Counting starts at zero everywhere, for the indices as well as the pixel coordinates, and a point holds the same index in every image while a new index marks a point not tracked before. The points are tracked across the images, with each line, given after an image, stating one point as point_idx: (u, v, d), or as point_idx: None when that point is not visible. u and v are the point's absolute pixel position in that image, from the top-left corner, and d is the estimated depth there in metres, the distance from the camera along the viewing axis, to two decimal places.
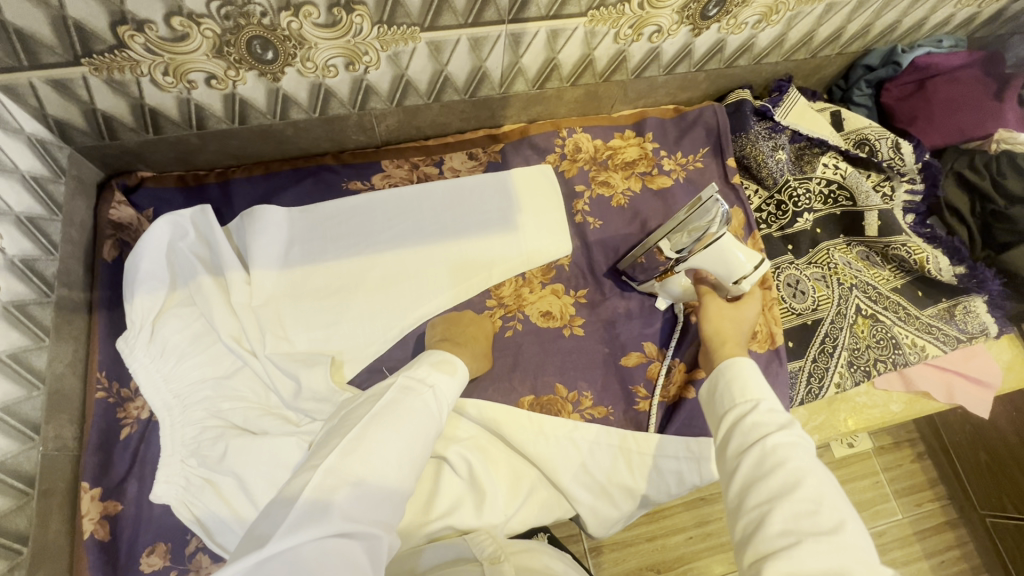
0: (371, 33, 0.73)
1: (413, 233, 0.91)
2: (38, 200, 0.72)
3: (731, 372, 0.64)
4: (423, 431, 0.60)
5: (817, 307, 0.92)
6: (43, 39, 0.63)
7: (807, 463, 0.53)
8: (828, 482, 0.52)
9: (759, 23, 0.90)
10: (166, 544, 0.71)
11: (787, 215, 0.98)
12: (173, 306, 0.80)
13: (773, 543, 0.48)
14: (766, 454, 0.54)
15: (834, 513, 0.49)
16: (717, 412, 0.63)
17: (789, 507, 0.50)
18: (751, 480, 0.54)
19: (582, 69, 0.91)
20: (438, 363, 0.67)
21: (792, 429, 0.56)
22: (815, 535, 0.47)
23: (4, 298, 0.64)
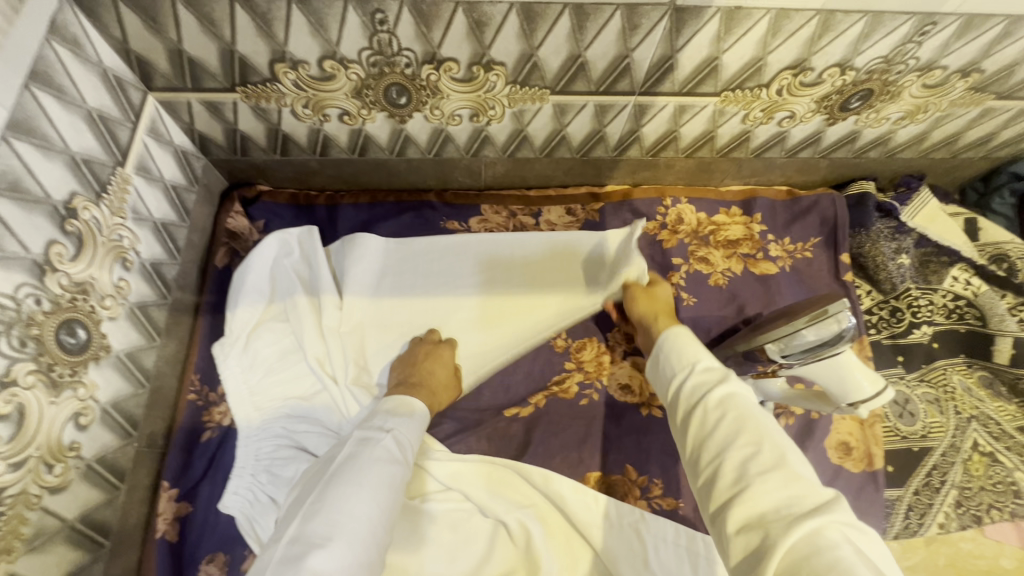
0: (503, 91, 0.74)
1: (504, 280, 0.90)
2: (173, 207, 0.77)
3: (669, 343, 0.63)
4: (390, 477, 0.59)
5: (927, 434, 0.83)
6: (209, 67, 0.68)
7: (750, 409, 0.53)
8: (768, 422, 0.52)
9: (902, 119, 0.84)
10: (225, 555, 0.72)
11: (901, 324, 0.90)
12: (268, 319, 0.83)
13: (726, 494, 0.49)
14: (713, 408, 0.54)
15: (776, 449, 0.50)
16: (662, 381, 0.62)
17: (736, 455, 0.50)
18: (700, 437, 0.54)
19: (701, 143, 0.88)
20: (395, 409, 0.67)
21: (729, 381, 0.56)
22: (763, 474, 0.48)
23: (131, 300, 0.68)
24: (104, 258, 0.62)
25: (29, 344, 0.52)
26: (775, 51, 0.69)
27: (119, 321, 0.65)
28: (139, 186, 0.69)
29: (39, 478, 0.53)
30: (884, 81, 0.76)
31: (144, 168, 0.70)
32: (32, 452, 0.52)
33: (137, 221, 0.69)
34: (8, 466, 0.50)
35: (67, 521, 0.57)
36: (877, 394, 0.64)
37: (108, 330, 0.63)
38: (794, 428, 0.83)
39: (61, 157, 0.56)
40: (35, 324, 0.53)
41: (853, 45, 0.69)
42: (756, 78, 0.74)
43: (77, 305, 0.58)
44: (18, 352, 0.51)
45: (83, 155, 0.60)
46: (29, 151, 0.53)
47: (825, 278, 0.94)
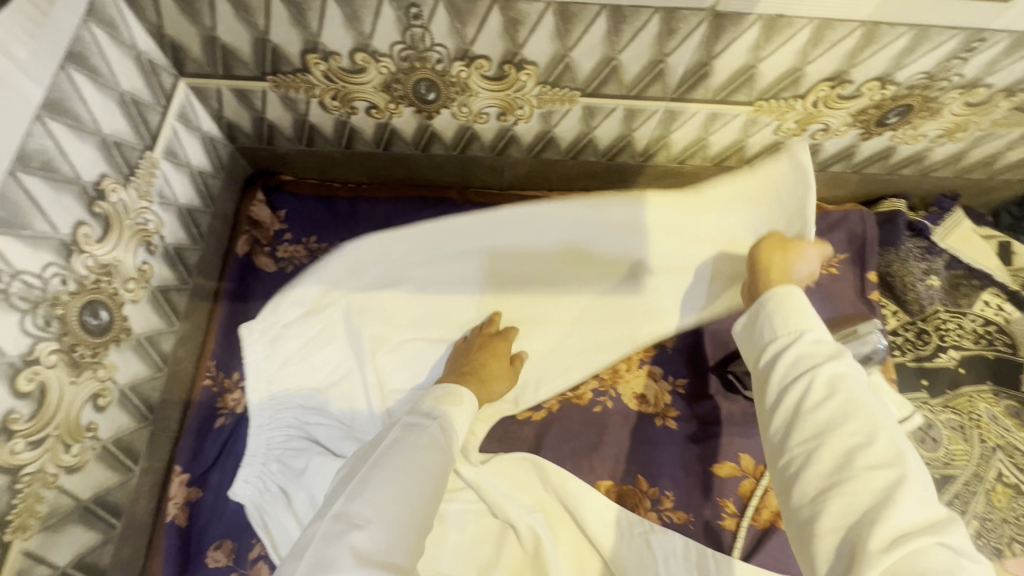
0: (533, 91, 0.73)
1: (507, 280, 0.84)
2: (198, 193, 0.77)
3: (776, 302, 0.56)
4: (437, 465, 0.56)
5: (950, 461, 0.80)
6: (241, 55, 0.68)
7: (862, 394, 0.49)
8: (882, 411, 0.48)
9: (940, 137, 0.82)
10: (232, 542, 0.72)
11: (928, 346, 0.88)
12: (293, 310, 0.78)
13: (819, 481, 0.46)
14: (818, 387, 0.49)
15: (891, 443, 0.45)
16: (758, 343, 0.57)
17: (840, 442, 0.46)
18: (797, 413, 0.49)
19: (730, 152, 0.87)
20: (441, 397, 0.65)
21: (841, 360, 0.51)
22: (872, 470, 0.44)
23: (154, 284, 0.68)
24: (129, 241, 0.63)
25: (53, 323, 0.52)
26: (814, 62, 0.68)
27: (141, 305, 0.65)
28: (166, 170, 0.69)
29: (57, 457, 0.53)
30: (924, 98, 0.74)
31: (172, 153, 0.70)
32: (51, 431, 0.53)
33: (163, 206, 0.69)
34: (28, 444, 0.50)
35: (81, 501, 0.58)
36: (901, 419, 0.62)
37: (129, 313, 0.63)
38: None
39: (93, 138, 0.57)
40: (60, 304, 0.53)
41: (896, 59, 0.67)
42: (792, 89, 0.72)
43: (101, 287, 0.58)
44: (44, 332, 0.51)
45: (114, 138, 0.60)
46: (63, 132, 0.53)
47: (851, 296, 0.91)
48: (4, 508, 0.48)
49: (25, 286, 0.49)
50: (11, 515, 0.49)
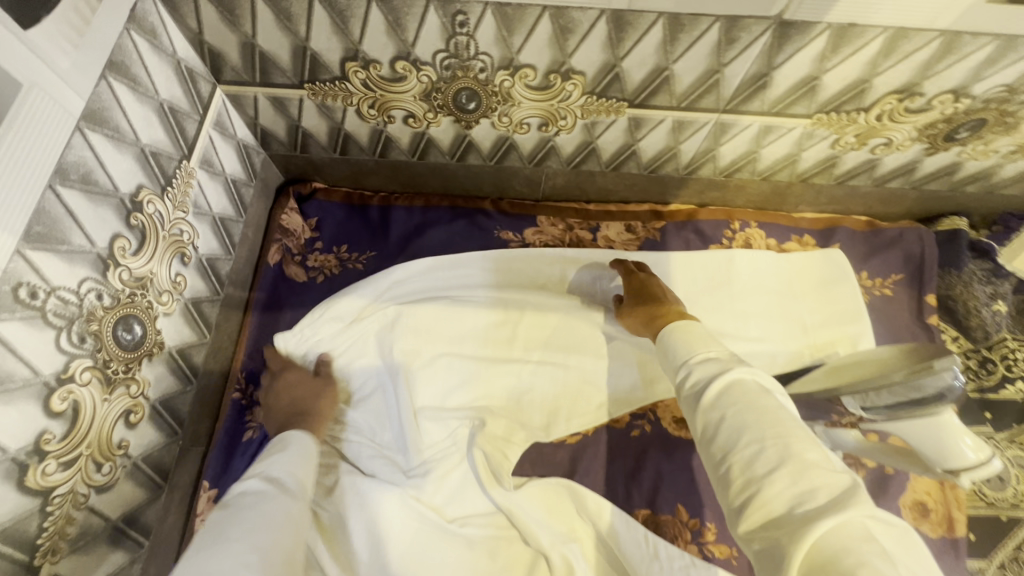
0: (578, 101, 0.70)
1: (519, 299, 0.84)
2: (231, 202, 0.76)
3: (675, 337, 0.58)
4: (281, 522, 0.51)
5: (1019, 503, 0.76)
6: (280, 63, 0.66)
7: (757, 395, 0.48)
8: (778, 409, 0.47)
9: (1013, 153, 0.77)
10: None
11: (992, 377, 0.82)
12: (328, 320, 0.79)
13: (738, 499, 0.44)
14: (712, 407, 0.49)
15: (781, 441, 0.44)
16: (668, 373, 0.58)
17: (742, 455, 0.45)
18: (708, 435, 0.49)
19: (781, 166, 0.82)
20: (266, 453, 0.61)
21: (729, 370, 0.51)
22: (771, 474, 0.43)
23: (186, 296, 0.66)
24: (164, 253, 0.61)
25: (88, 340, 0.51)
26: (884, 73, 0.63)
27: (173, 318, 0.64)
28: (202, 179, 0.68)
29: (88, 477, 0.52)
30: (1001, 112, 0.68)
31: (207, 162, 0.69)
32: (83, 451, 0.51)
33: (198, 216, 0.68)
34: (59, 465, 0.48)
35: (110, 520, 0.56)
36: (981, 462, 0.59)
37: (162, 326, 0.62)
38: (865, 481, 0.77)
39: (131, 149, 0.55)
40: (95, 320, 0.51)
41: (975, 71, 0.62)
42: (856, 101, 0.68)
43: (135, 301, 0.57)
44: (78, 349, 0.49)
45: (152, 148, 0.58)
46: (102, 143, 0.51)
47: (907, 320, 0.86)
48: (35, 531, 0.47)
49: (61, 302, 0.47)
50: (42, 539, 0.47)
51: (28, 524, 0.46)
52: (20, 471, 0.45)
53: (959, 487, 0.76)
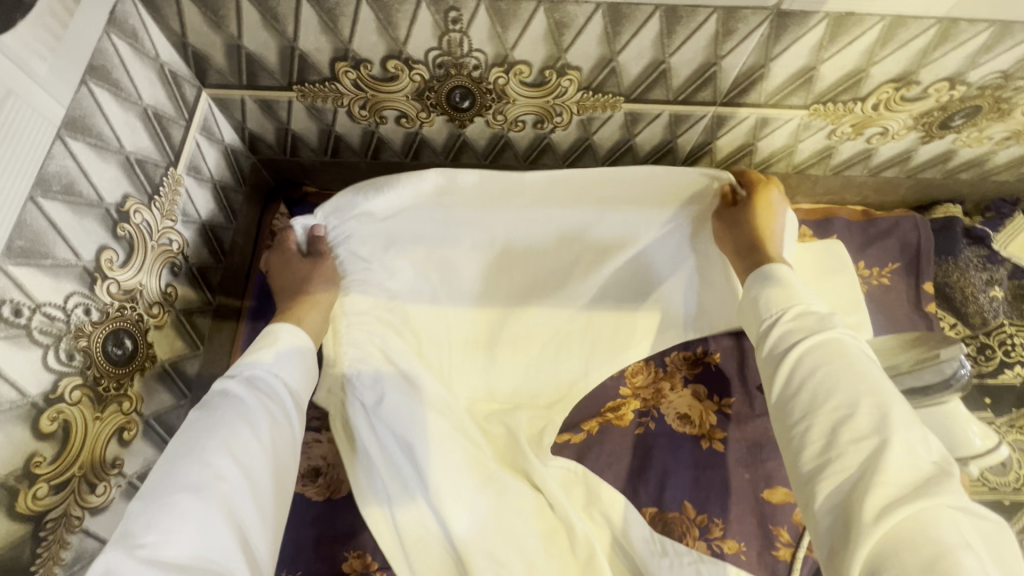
0: (574, 97, 0.69)
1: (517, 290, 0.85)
2: (220, 209, 0.74)
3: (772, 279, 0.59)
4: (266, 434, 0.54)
5: (1022, 488, 0.77)
6: (267, 64, 0.64)
7: (853, 358, 0.49)
8: (872, 373, 0.48)
9: (1007, 139, 0.77)
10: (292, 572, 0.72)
11: (992, 363, 0.83)
12: (374, 224, 0.78)
13: (814, 462, 0.46)
14: (797, 366, 0.51)
15: (874, 409, 0.45)
16: (754, 322, 0.59)
17: (827, 418, 0.46)
18: (790, 392, 0.50)
19: (777, 158, 0.82)
20: (254, 348, 0.60)
21: (829, 330, 0.52)
22: (856, 441, 0.44)
23: (178, 307, 0.64)
24: (154, 263, 0.59)
25: (77, 357, 0.49)
26: (880, 62, 0.63)
27: (165, 330, 0.62)
28: (190, 186, 0.66)
29: (82, 498, 0.50)
30: (996, 99, 0.68)
31: (195, 168, 0.67)
32: (75, 472, 0.49)
33: (186, 224, 0.65)
34: (51, 488, 0.46)
35: (108, 543, 0.54)
36: (989, 450, 0.59)
37: (154, 339, 0.60)
38: None
39: (115, 157, 0.53)
40: (83, 335, 0.49)
41: (971, 57, 0.62)
42: (853, 91, 0.67)
43: (125, 314, 0.55)
44: (67, 366, 0.47)
45: (138, 155, 0.56)
46: (85, 152, 0.49)
47: (905, 308, 0.86)
48: (28, 558, 0.45)
49: (47, 319, 0.45)
50: (34, 565, 0.45)
51: (19, 552, 0.44)
52: (10, 496, 0.43)
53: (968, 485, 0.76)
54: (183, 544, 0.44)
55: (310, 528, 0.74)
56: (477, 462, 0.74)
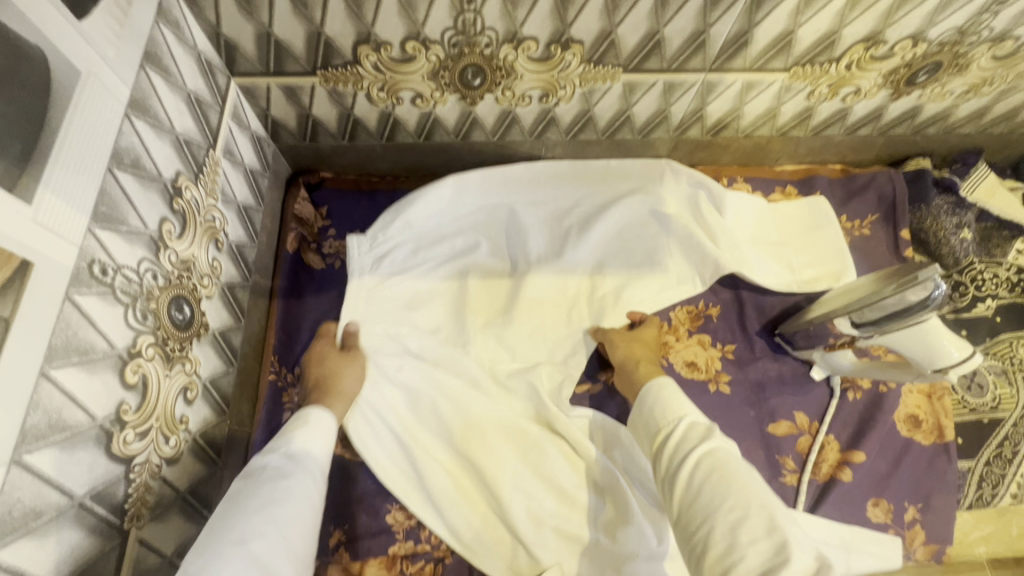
0: (577, 70, 0.75)
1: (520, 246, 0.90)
2: (251, 192, 0.78)
3: (653, 395, 0.64)
4: (298, 503, 0.57)
5: (997, 405, 0.85)
6: (294, 51, 0.69)
7: (732, 465, 0.52)
8: (753, 480, 0.51)
9: (967, 93, 0.85)
10: (342, 528, 0.77)
11: (965, 298, 0.91)
12: (405, 218, 0.86)
13: (716, 567, 0.46)
14: (695, 468, 0.53)
15: (764, 514, 0.47)
16: (646, 434, 0.62)
17: (724, 521, 0.48)
18: (686, 501, 0.52)
19: (762, 122, 0.89)
20: (289, 428, 0.64)
21: (712, 439, 0.55)
22: (754, 541, 0.46)
23: (223, 281, 0.69)
24: (202, 238, 0.64)
25: (149, 317, 0.53)
26: (851, 24, 0.70)
27: (214, 301, 0.67)
28: (226, 168, 0.70)
29: (160, 448, 0.55)
30: (954, 54, 0.76)
31: (229, 152, 0.72)
32: (153, 423, 0.54)
33: (225, 204, 0.70)
34: (137, 435, 0.51)
35: (180, 492, 0.59)
36: (965, 359, 0.66)
37: (207, 309, 0.65)
38: (862, 403, 0.85)
39: (168, 137, 0.58)
40: (153, 298, 0.54)
41: (930, 16, 0.70)
42: (827, 53, 0.75)
43: (183, 282, 0.59)
44: (142, 325, 0.52)
45: (185, 137, 0.61)
46: (146, 131, 0.54)
47: (884, 255, 0.94)
48: (122, 496, 0.49)
49: (127, 280, 0.50)
50: (127, 504, 0.50)
51: (115, 490, 0.48)
52: (106, 438, 0.47)
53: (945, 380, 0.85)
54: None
55: (351, 486, 0.79)
56: (512, 423, 0.79)
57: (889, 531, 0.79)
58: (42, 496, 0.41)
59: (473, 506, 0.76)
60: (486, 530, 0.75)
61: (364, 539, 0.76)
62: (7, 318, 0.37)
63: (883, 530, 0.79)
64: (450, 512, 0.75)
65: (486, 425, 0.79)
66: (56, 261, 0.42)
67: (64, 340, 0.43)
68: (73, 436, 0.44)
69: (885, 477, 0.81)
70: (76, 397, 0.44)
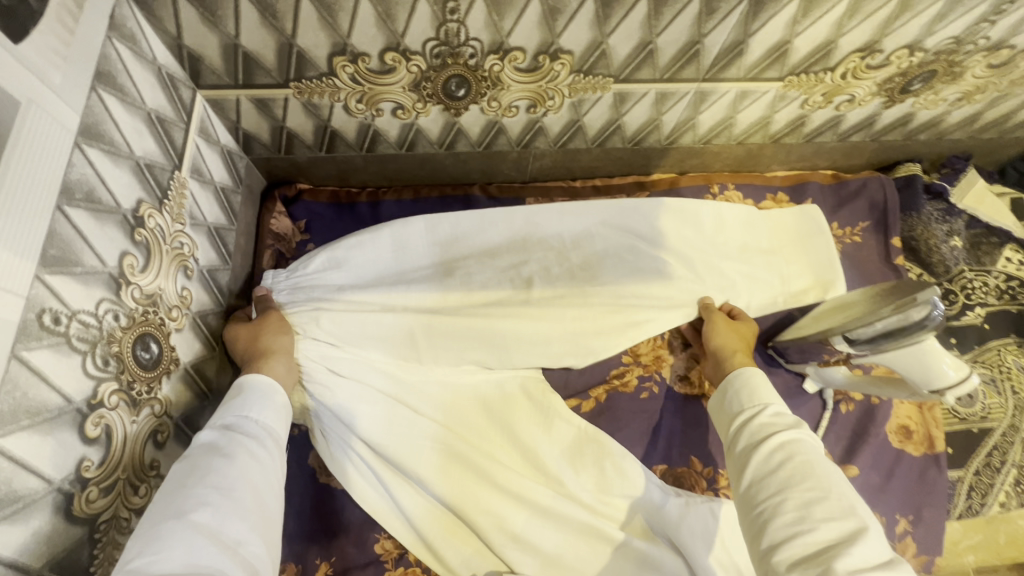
0: (565, 80, 0.71)
1: (517, 273, 0.84)
2: (223, 211, 0.74)
3: (740, 380, 0.66)
4: (248, 470, 0.54)
5: (986, 415, 0.85)
6: (264, 63, 0.64)
7: (815, 456, 0.54)
8: (835, 472, 0.53)
9: (960, 100, 0.84)
10: (328, 560, 0.74)
11: (955, 306, 0.91)
12: (344, 247, 0.82)
13: (784, 531, 0.48)
14: (775, 451, 0.55)
15: (843, 501, 0.49)
16: (726, 420, 0.65)
17: (800, 496, 0.50)
18: (759, 477, 0.54)
19: (755, 129, 0.87)
20: (223, 399, 0.62)
21: (800, 429, 0.58)
22: (828, 519, 0.48)
23: (194, 310, 0.65)
24: (169, 267, 0.60)
25: (111, 362, 0.49)
26: (848, 33, 0.68)
27: (185, 333, 0.63)
28: (194, 189, 0.66)
29: (127, 500, 0.51)
30: (950, 62, 0.75)
31: (198, 170, 0.67)
32: (120, 475, 0.50)
33: (195, 227, 0.66)
34: (100, 491, 0.47)
35: None
36: (963, 380, 0.65)
37: (176, 343, 0.61)
38: (854, 416, 0.84)
39: (127, 162, 0.53)
40: (115, 341, 0.50)
41: (928, 25, 0.68)
42: (823, 62, 0.72)
43: (149, 318, 0.55)
44: (103, 373, 0.48)
45: (147, 159, 0.56)
46: (100, 158, 0.49)
47: (875, 264, 0.93)
48: (87, 557, 0.46)
49: (83, 326, 0.46)
50: (93, 564, 0.47)
51: (79, 553, 0.45)
52: (65, 501, 0.44)
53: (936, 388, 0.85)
54: (174, 564, 0.44)
55: (337, 514, 0.76)
56: (495, 471, 0.74)
57: None
58: None
59: (456, 536, 0.74)
60: (478, 560, 0.73)
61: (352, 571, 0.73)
62: None
63: None
64: (447, 550, 0.73)
65: (456, 457, 0.75)
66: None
67: (10, 404, 0.39)
68: (26, 506, 0.40)
69: (879, 489, 0.81)
70: (28, 464, 0.40)
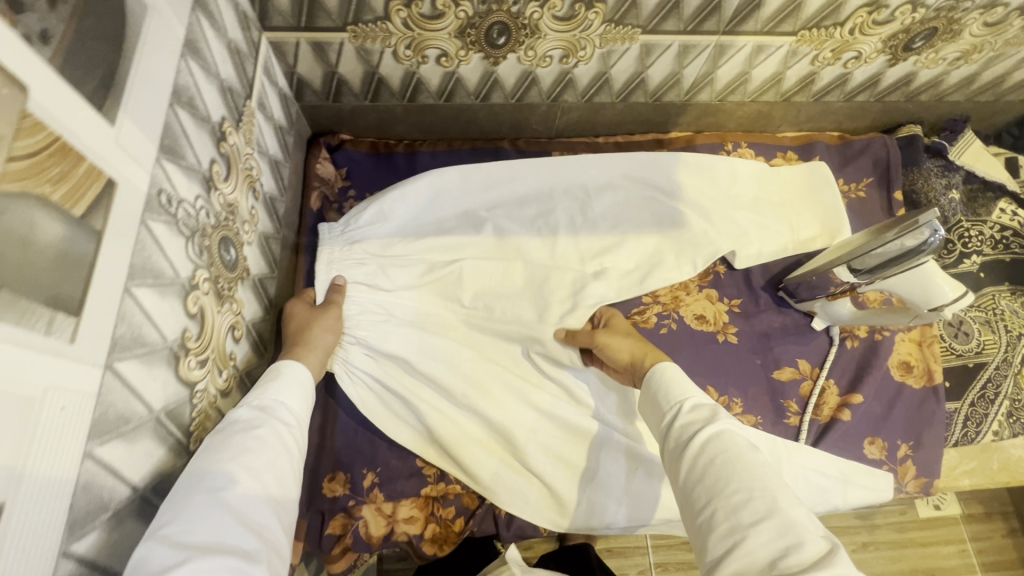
0: (598, 30, 0.78)
1: (545, 222, 0.91)
2: (280, 147, 0.80)
3: (658, 380, 0.62)
4: (277, 456, 0.53)
5: (981, 350, 0.92)
6: (327, 5, 0.71)
7: (739, 448, 0.51)
8: (758, 463, 0.50)
9: (958, 60, 0.91)
10: (375, 471, 0.80)
11: (952, 254, 0.98)
12: (390, 199, 0.88)
13: (721, 545, 0.46)
14: (698, 454, 0.52)
15: (768, 496, 0.47)
16: (653, 421, 0.61)
17: (728, 502, 0.48)
18: (690, 485, 0.51)
19: (767, 87, 0.94)
20: (259, 380, 0.60)
21: (718, 421, 0.54)
22: (756, 524, 0.45)
23: (260, 229, 0.71)
24: (242, 185, 0.66)
25: (205, 253, 0.55)
26: None
27: (254, 247, 0.69)
28: (259, 121, 0.72)
29: (215, 378, 0.57)
30: (949, 20, 0.81)
31: (263, 105, 0.74)
32: (210, 353, 0.56)
33: (259, 155, 0.72)
34: (197, 362, 0.53)
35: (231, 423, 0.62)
36: (958, 298, 0.72)
37: (248, 254, 0.67)
38: (858, 351, 0.91)
39: (214, 82, 0.59)
40: (206, 236, 0.56)
41: None
42: (833, 17, 0.79)
43: (229, 224, 0.61)
44: (198, 259, 0.54)
45: (228, 84, 0.63)
46: (198, 72, 0.56)
47: (878, 217, 0.99)
48: (187, 418, 0.52)
49: (186, 213, 0.52)
50: (192, 425, 0.53)
51: (182, 411, 0.51)
52: (174, 360, 0.49)
53: (934, 326, 0.92)
54: (204, 537, 0.44)
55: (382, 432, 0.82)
56: (525, 386, 0.82)
57: (883, 467, 0.85)
58: (129, 404, 0.43)
59: (503, 459, 0.80)
60: (511, 473, 0.80)
61: (397, 481, 0.80)
62: (100, 231, 0.39)
63: (877, 466, 0.85)
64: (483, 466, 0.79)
65: (491, 377, 0.81)
66: (133, 183, 0.44)
67: (141, 261, 0.45)
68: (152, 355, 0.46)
69: (881, 418, 0.87)
70: (153, 317, 0.46)
